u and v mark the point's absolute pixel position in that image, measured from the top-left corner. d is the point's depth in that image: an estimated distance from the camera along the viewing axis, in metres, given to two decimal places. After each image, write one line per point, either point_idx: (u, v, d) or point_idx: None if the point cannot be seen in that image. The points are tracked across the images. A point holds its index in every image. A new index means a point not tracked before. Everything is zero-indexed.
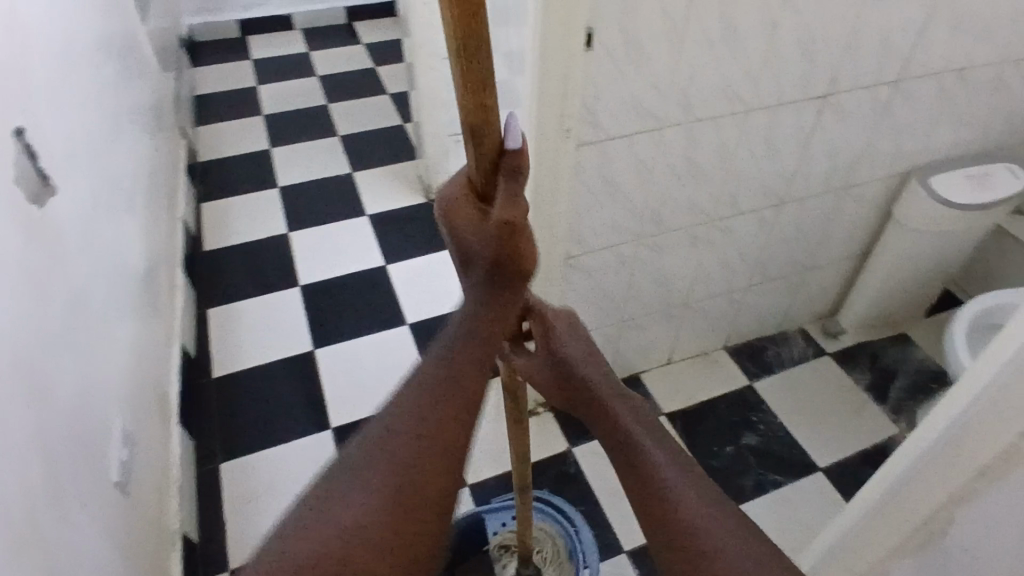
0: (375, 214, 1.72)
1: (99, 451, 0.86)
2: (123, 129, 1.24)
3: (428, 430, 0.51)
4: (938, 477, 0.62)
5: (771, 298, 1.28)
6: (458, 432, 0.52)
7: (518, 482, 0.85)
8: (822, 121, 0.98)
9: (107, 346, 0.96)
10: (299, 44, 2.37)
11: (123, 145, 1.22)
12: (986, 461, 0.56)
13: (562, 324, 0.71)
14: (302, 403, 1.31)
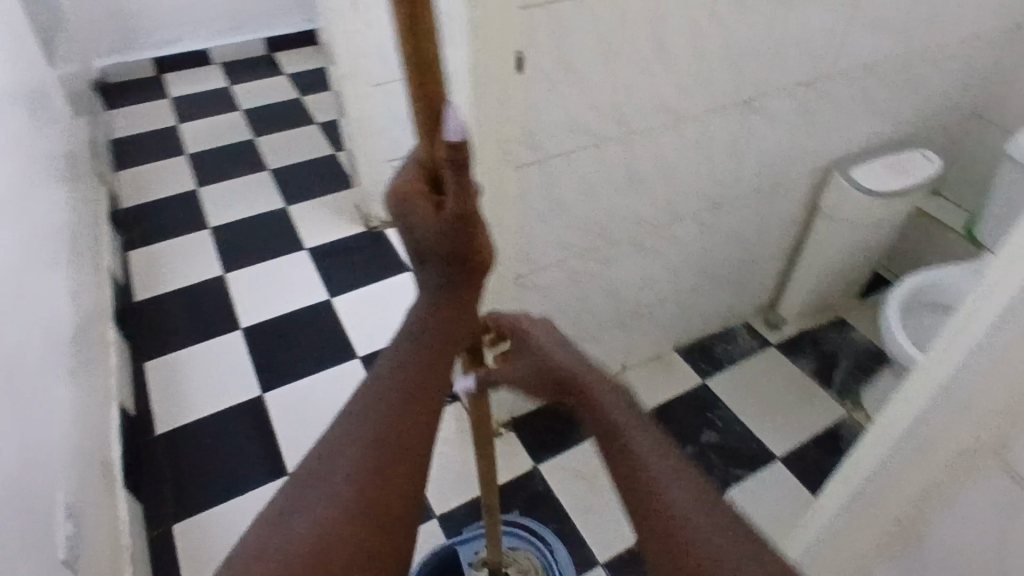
0: (315, 247, 1.68)
1: (47, 532, 0.76)
2: (39, 177, 1.16)
3: (388, 427, 0.48)
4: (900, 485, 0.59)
5: (714, 297, 1.31)
6: (420, 427, 0.49)
7: (486, 503, 0.83)
8: (749, 125, 1.01)
9: (44, 411, 0.87)
10: (219, 80, 2.31)
11: (41, 195, 1.15)
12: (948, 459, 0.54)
13: (540, 332, 0.67)
14: (256, 450, 1.25)
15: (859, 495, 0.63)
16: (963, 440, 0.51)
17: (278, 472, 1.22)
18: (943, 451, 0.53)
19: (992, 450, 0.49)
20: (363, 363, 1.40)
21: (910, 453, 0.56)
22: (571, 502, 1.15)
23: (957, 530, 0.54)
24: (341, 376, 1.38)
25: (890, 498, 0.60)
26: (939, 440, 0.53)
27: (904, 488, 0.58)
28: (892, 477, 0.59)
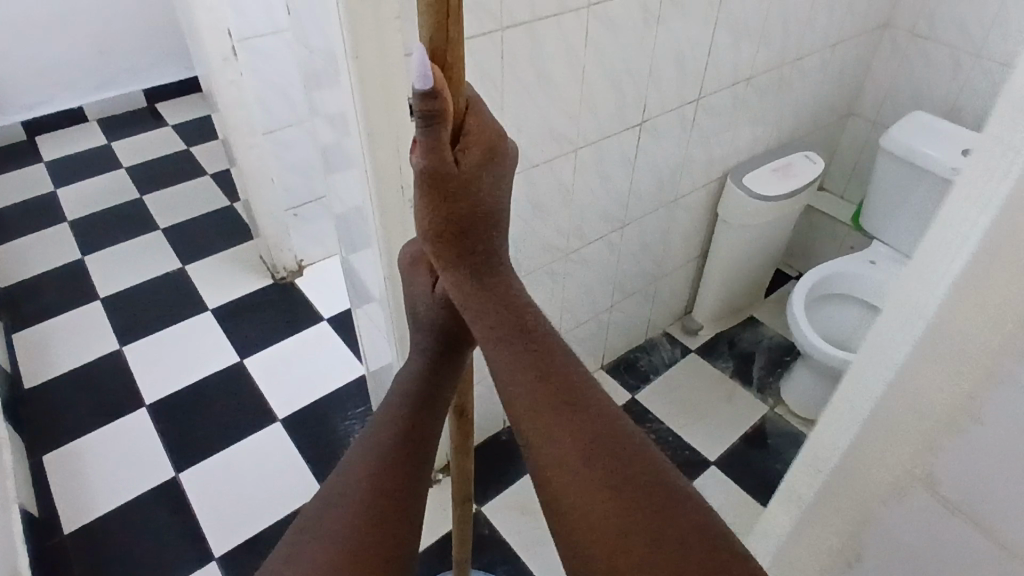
0: (220, 307, 1.60)
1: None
2: None
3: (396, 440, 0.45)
4: (838, 517, 0.54)
5: (632, 311, 1.33)
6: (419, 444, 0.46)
7: (459, 557, 0.82)
8: (642, 145, 1.04)
9: None
10: (97, 138, 2.18)
11: None
12: (880, 491, 0.49)
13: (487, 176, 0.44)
14: (176, 536, 1.16)
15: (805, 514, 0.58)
16: (897, 469, 0.47)
17: (204, 556, 1.14)
18: (891, 461, 0.48)
19: (947, 453, 0.44)
20: (285, 424, 1.34)
21: (849, 484, 0.52)
22: (518, 539, 1.13)
23: (914, 547, 0.48)
24: (263, 442, 1.31)
25: (837, 514, 0.54)
26: (888, 451, 0.48)
27: (851, 504, 0.52)
28: (833, 488, 0.54)
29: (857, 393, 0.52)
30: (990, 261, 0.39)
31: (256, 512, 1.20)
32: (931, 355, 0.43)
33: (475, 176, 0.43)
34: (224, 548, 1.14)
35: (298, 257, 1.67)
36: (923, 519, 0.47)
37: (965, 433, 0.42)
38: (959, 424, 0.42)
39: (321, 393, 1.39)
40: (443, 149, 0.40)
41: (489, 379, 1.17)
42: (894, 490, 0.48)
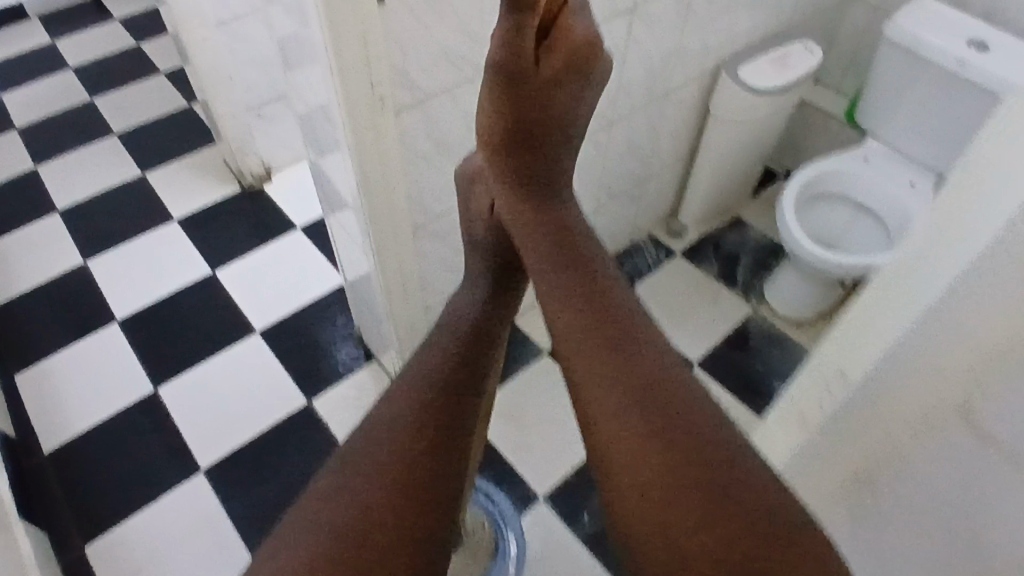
0: (187, 216, 1.53)
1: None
2: None
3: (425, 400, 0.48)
4: (921, 396, 0.52)
5: (616, 213, 1.29)
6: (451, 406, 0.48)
7: None
8: (632, 36, 0.96)
9: None
10: (38, 35, 2.00)
11: None
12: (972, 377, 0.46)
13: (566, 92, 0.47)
14: (159, 450, 1.16)
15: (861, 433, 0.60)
16: (995, 359, 0.44)
17: (190, 469, 1.13)
18: (953, 385, 0.48)
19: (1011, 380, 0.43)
20: (263, 336, 1.31)
21: (943, 367, 0.49)
22: (503, 443, 1.14)
23: (957, 467, 0.49)
24: (239, 357, 1.28)
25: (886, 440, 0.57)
26: (956, 366, 0.48)
27: (940, 388, 0.49)
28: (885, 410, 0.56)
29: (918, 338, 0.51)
30: None
31: (238, 424, 1.19)
32: (1016, 300, 0.42)
33: (552, 86, 0.46)
34: (209, 461, 1.14)
35: (265, 162, 1.58)
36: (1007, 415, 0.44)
37: None
38: (1021, 363, 0.42)
39: (298, 304, 1.35)
40: (526, 45, 0.44)
41: None
42: (985, 378, 0.45)
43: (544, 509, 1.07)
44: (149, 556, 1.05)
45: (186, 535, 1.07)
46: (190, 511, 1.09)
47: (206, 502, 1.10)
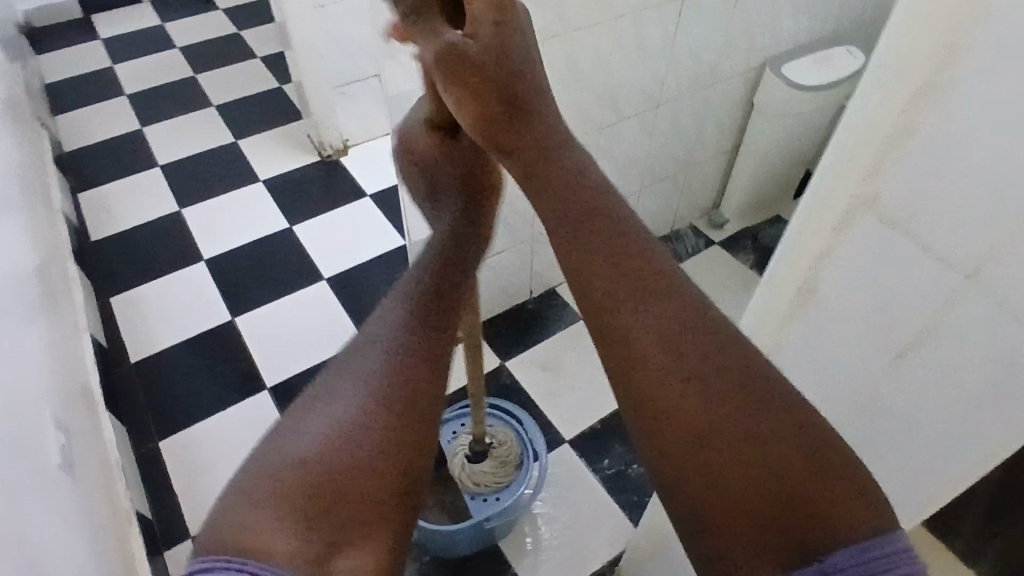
0: (270, 178, 1.69)
1: (31, 438, 0.80)
2: None
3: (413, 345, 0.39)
4: (785, 283, 0.45)
5: (660, 197, 1.39)
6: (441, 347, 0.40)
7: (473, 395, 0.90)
8: (683, 21, 1.06)
9: (22, 344, 0.90)
10: (152, 18, 2.23)
11: None
12: (827, 241, 0.41)
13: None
14: (231, 370, 1.30)
15: (866, 236, 0.39)
16: (844, 204, 0.39)
17: (256, 389, 1.27)
18: (816, 255, 0.42)
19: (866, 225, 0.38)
20: (329, 283, 1.45)
21: (808, 249, 0.42)
22: (538, 391, 1.24)
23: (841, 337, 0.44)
24: (309, 299, 1.42)
25: (834, 214, 0.39)
26: (819, 236, 0.41)
27: (803, 264, 0.43)
28: (859, 166, 0.37)
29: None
30: None
31: (301, 352, 1.32)
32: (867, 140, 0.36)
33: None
34: (273, 380, 1.28)
35: (343, 135, 1.74)
36: (864, 262, 0.40)
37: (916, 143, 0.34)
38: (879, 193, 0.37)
39: (362, 260, 1.49)
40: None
41: (520, 246, 1.24)
42: (841, 229, 0.40)
43: (569, 451, 1.16)
44: (215, 456, 1.18)
45: (248, 441, 1.20)
46: (253, 422, 1.23)
47: (268, 416, 1.23)
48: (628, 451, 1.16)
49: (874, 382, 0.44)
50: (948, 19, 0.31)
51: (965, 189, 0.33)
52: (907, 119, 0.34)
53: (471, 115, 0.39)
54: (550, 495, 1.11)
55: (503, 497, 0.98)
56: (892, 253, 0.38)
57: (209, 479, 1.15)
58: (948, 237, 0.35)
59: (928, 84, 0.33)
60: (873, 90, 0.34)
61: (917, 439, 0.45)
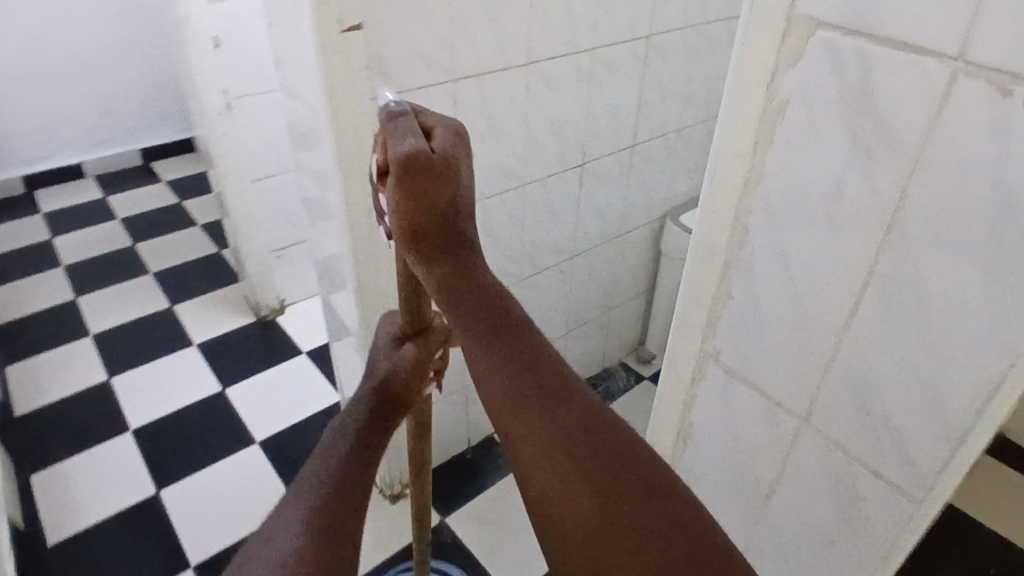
0: (205, 341, 1.70)
1: None
2: None
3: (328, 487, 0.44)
4: (674, 366, 0.61)
5: (587, 339, 1.45)
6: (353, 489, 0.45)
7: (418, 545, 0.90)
8: (586, 184, 1.17)
9: None
10: (94, 191, 2.30)
11: None
12: (700, 337, 0.57)
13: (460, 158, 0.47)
14: (156, 547, 1.23)
15: (718, 352, 0.56)
16: (702, 312, 0.56)
17: (181, 567, 1.20)
18: (693, 351, 0.58)
19: (721, 335, 0.55)
20: (262, 447, 1.42)
21: (682, 338, 0.59)
22: (478, 545, 1.21)
23: (730, 423, 0.58)
24: (240, 465, 1.38)
25: (698, 320, 0.56)
26: (688, 335, 0.58)
27: (686, 358, 0.59)
28: (707, 285, 0.54)
29: (777, 193, 0.47)
30: (753, 120, 0.46)
31: (229, 524, 1.27)
32: (709, 267, 0.53)
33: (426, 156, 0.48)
34: (199, 558, 1.21)
35: (280, 296, 1.78)
36: (732, 357, 0.55)
37: (741, 270, 0.51)
38: (723, 307, 0.54)
39: (295, 420, 1.48)
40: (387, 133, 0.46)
41: (453, 396, 1.26)
42: (706, 331, 0.56)
43: None
44: None
45: None
46: None
47: None
48: None
49: (765, 460, 0.57)
50: (732, 208, 0.50)
51: (771, 312, 0.50)
52: (733, 252, 0.51)
53: (408, 220, 0.45)
54: None
55: None
56: (740, 364, 0.55)
57: None
58: (771, 347, 0.52)
59: (732, 239, 0.51)
60: (702, 249, 0.53)
61: (790, 506, 0.57)
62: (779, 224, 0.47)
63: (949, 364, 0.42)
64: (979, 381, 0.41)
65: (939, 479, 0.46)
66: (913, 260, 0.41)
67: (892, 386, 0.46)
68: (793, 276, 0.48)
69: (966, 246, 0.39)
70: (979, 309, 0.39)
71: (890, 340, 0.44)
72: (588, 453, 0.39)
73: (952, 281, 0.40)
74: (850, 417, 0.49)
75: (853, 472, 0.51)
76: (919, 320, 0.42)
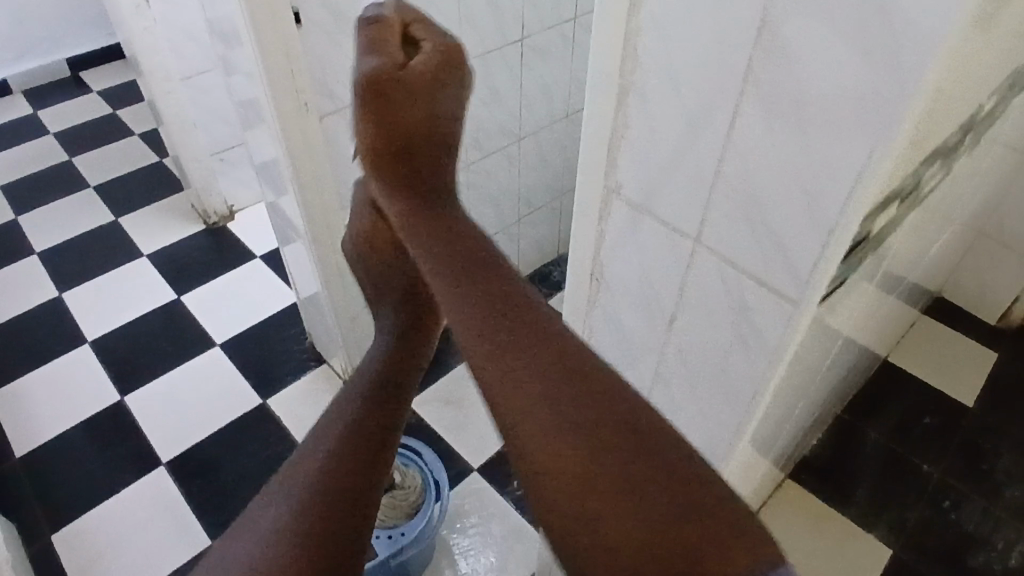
0: (155, 252, 1.67)
1: None
2: None
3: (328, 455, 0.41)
4: (582, 210, 0.62)
5: (539, 226, 1.45)
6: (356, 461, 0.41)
7: None
8: (526, 60, 1.14)
9: None
10: (25, 106, 2.18)
11: None
12: (606, 170, 0.58)
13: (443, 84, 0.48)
14: (129, 449, 1.26)
15: (621, 186, 0.58)
16: (601, 136, 0.56)
17: (151, 465, 1.23)
18: (596, 177, 0.59)
19: (621, 166, 0.56)
20: (223, 348, 1.43)
21: (588, 176, 0.59)
22: (444, 425, 1.26)
23: (636, 249, 0.60)
24: (204, 369, 1.39)
25: (596, 149, 0.57)
26: (590, 164, 0.58)
27: (590, 190, 0.60)
28: (608, 111, 0.54)
29: (666, 22, 0.46)
30: None
31: (193, 424, 1.30)
32: (603, 91, 0.53)
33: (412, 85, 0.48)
34: (171, 455, 1.25)
35: (228, 203, 1.74)
36: (634, 174, 0.56)
37: (635, 91, 0.51)
38: (625, 129, 0.54)
39: (253, 323, 1.48)
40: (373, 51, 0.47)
41: None
42: (611, 160, 0.57)
43: (478, 480, 1.19)
44: (113, 540, 1.14)
45: (150, 520, 1.16)
46: (150, 500, 1.19)
47: (168, 491, 1.20)
48: None
49: (669, 285, 0.60)
50: (622, 24, 0.49)
51: (665, 133, 0.51)
52: (628, 69, 0.51)
53: (376, 140, 0.47)
54: (450, 522, 1.13)
55: (407, 531, 0.99)
56: (640, 192, 0.56)
57: (106, 568, 1.10)
58: (667, 169, 0.53)
59: (624, 59, 0.50)
60: (599, 79, 0.52)
61: (691, 324, 0.61)
62: (661, 29, 0.47)
63: (823, 173, 0.44)
64: (844, 170, 0.42)
65: (815, 276, 0.48)
66: (786, 62, 0.41)
67: (774, 189, 0.47)
68: (679, 90, 0.48)
69: (834, 36, 0.38)
70: (837, 107, 0.41)
71: (768, 144, 0.45)
72: (575, 382, 0.35)
73: (825, 78, 0.40)
74: (739, 231, 0.51)
75: (744, 287, 0.54)
76: (791, 133, 0.44)
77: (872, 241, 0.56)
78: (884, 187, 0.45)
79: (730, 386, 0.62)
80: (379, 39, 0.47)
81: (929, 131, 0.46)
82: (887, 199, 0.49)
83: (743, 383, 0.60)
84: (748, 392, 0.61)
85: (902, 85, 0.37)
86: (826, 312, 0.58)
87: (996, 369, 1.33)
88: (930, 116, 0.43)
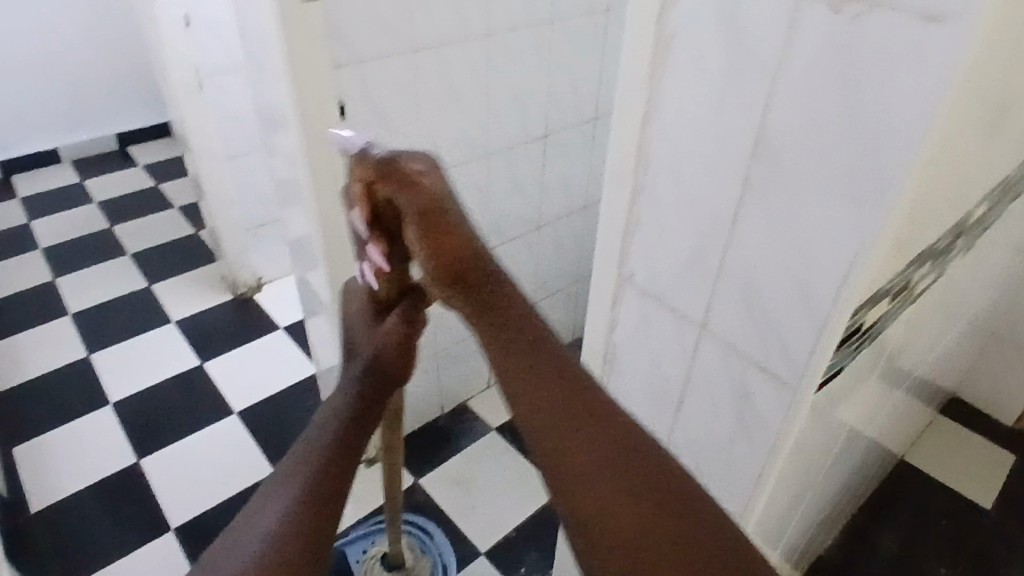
0: (182, 319, 1.72)
1: None
2: None
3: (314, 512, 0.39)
4: (597, 296, 0.66)
5: (554, 311, 1.49)
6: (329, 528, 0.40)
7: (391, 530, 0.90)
8: (549, 154, 1.21)
9: None
10: (73, 176, 2.31)
11: None
12: (618, 259, 0.62)
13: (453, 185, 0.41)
14: (140, 513, 1.26)
15: (633, 275, 0.62)
16: (616, 228, 0.60)
17: (160, 530, 1.23)
18: (608, 266, 0.63)
19: (631, 255, 0.61)
20: (240, 416, 1.46)
21: (603, 264, 0.63)
22: (452, 505, 1.26)
23: (645, 333, 0.64)
24: (221, 437, 1.41)
25: (608, 240, 0.61)
26: (604, 254, 0.63)
27: (604, 278, 0.64)
28: (621, 205, 0.58)
29: (674, 129, 0.51)
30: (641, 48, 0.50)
31: (204, 492, 1.30)
32: (617, 187, 0.58)
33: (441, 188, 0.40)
34: (180, 522, 1.25)
35: (257, 275, 1.80)
36: (642, 264, 0.60)
37: (645, 189, 0.56)
38: (635, 222, 0.59)
39: (270, 393, 1.51)
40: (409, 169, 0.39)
41: (427, 363, 1.31)
42: (623, 251, 0.61)
43: (483, 563, 1.17)
44: None
45: None
46: (157, 564, 1.18)
47: (175, 557, 1.19)
48: (543, 556, 1.18)
49: (677, 371, 0.63)
50: (636, 130, 0.54)
51: (672, 227, 0.56)
52: (640, 169, 0.56)
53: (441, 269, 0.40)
54: None
55: None
56: (649, 280, 0.60)
57: None
58: (674, 260, 0.57)
59: (637, 161, 0.56)
60: (614, 177, 0.57)
61: (697, 409, 0.63)
62: (670, 136, 0.52)
63: (814, 267, 0.47)
64: (835, 264, 0.46)
65: (810, 364, 0.51)
66: (779, 169, 0.46)
67: (769, 281, 0.51)
68: (686, 190, 0.53)
69: (824, 150, 0.43)
70: (826, 208, 0.45)
71: (764, 241, 0.49)
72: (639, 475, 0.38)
73: (815, 183, 0.45)
74: (738, 318, 0.54)
75: (745, 372, 0.56)
76: (784, 229, 0.48)
77: (868, 335, 0.58)
78: (871, 284, 0.49)
79: (735, 473, 0.63)
80: (404, 169, 0.39)
81: (912, 235, 0.51)
82: (877, 294, 0.52)
83: (746, 468, 0.62)
84: (751, 479, 0.62)
85: (884, 192, 0.42)
86: (827, 401, 0.60)
87: (1014, 474, 1.31)
88: (911, 221, 0.47)
